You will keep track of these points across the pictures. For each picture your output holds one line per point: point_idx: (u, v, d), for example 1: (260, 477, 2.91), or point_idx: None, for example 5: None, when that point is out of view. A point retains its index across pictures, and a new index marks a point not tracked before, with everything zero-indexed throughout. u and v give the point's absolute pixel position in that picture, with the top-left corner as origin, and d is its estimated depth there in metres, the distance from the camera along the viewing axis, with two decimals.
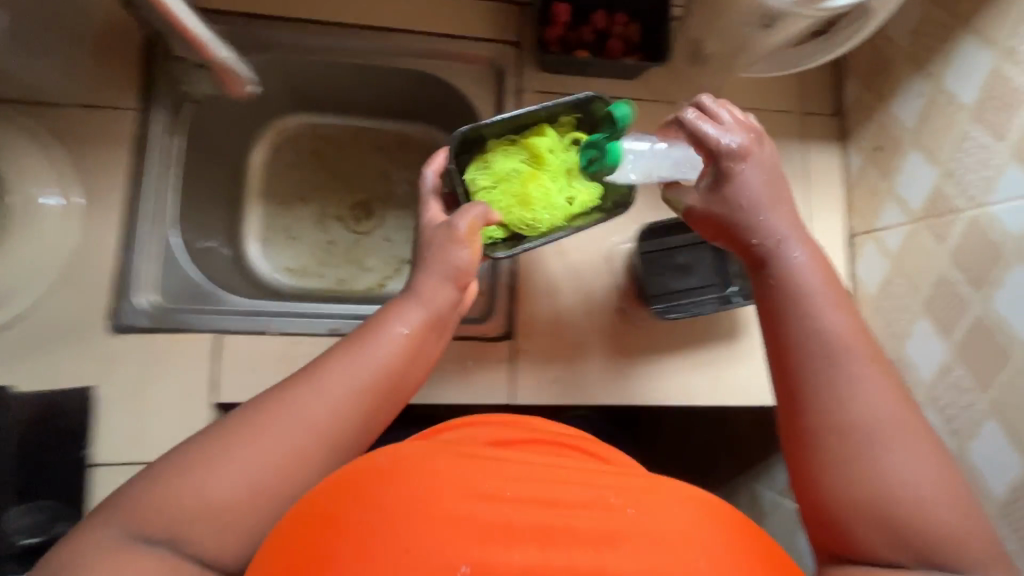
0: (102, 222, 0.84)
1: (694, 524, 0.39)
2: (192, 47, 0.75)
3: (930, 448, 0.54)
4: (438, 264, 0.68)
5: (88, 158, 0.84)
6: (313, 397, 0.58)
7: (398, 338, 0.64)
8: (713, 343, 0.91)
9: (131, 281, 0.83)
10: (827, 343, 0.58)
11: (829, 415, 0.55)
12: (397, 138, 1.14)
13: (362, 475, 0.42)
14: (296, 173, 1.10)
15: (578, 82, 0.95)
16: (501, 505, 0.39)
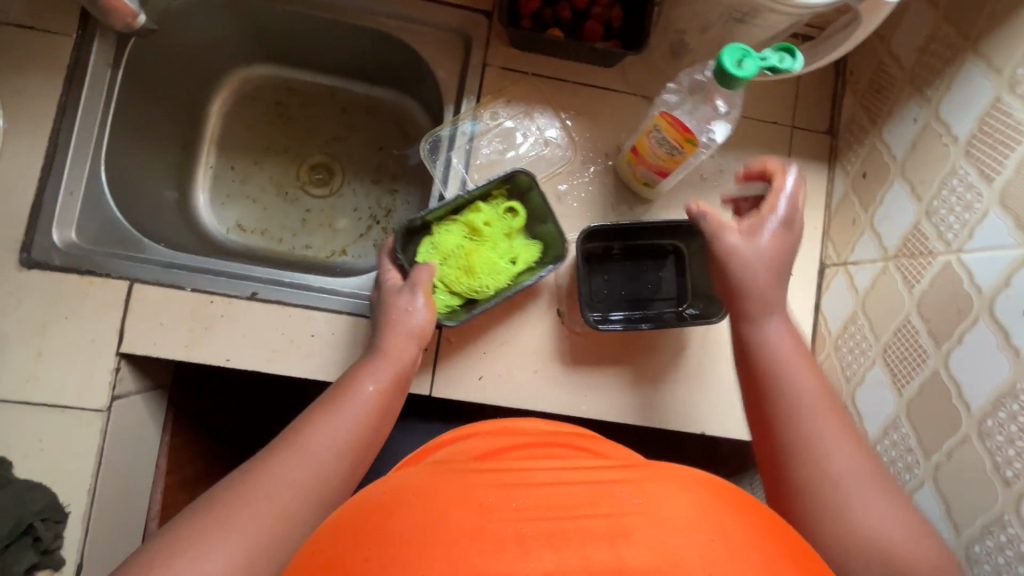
0: (16, 153, 0.71)
1: (701, 507, 0.35)
2: None
3: (889, 491, 0.53)
4: (399, 325, 0.67)
5: (10, 82, 0.71)
6: (293, 464, 0.56)
7: (369, 394, 0.63)
8: (671, 367, 0.78)
9: (45, 217, 0.72)
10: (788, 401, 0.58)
11: (804, 466, 0.54)
12: (367, 104, 1.00)
13: (356, 511, 0.37)
14: (256, 127, 0.98)
15: (548, 64, 0.80)
16: (507, 518, 0.34)
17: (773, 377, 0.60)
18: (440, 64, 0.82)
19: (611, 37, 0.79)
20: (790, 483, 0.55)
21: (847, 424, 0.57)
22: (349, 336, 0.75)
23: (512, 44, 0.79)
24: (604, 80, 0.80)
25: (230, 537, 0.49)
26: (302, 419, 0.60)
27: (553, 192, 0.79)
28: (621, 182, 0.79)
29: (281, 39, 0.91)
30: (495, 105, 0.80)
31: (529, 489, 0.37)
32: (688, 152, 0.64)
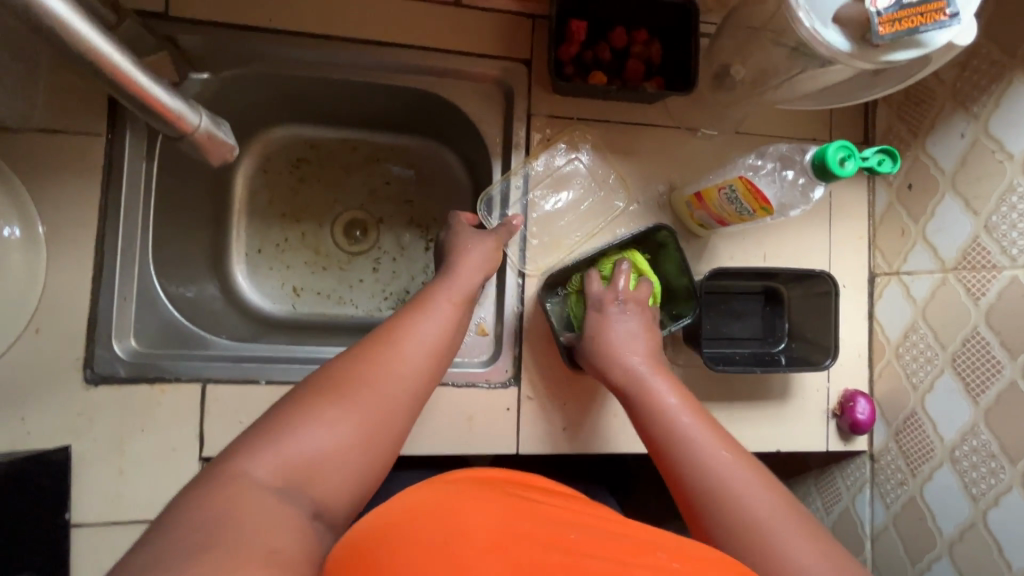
0: (64, 266, 0.67)
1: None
2: (157, 119, 0.52)
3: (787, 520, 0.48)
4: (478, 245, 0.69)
5: (49, 190, 0.67)
6: (393, 354, 0.51)
7: (449, 307, 0.60)
8: (743, 394, 0.81)
9: (102, 328, 0.68)
10: (687, 446, 0.54)
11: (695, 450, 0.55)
12: (392, 153, 0.95)
13: (432, 513, 0.40)
14: (279, 187, 0.93)
15: (592, 107, 0.79)
16: (573, 557, 0.37)
17: (675, 434, 0.56)
18: (481, 116, 0.80)
19: (652, 74, 0.78)
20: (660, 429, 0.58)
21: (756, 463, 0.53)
22: (431, 405, 0.75)
23: (556, 91, 0.77)
24: (647, 117, 0.80)
25: (353, 408, 0.46)
26: (394, 320, 0.56)
27: (610, 234, 0.79)
28: (677, 216, 0.79)
29: (305, 102, 0.87)
30: (545, 156, 0.79)
31: (593, 540, 0.40)
32: (761, 216, 0.64)
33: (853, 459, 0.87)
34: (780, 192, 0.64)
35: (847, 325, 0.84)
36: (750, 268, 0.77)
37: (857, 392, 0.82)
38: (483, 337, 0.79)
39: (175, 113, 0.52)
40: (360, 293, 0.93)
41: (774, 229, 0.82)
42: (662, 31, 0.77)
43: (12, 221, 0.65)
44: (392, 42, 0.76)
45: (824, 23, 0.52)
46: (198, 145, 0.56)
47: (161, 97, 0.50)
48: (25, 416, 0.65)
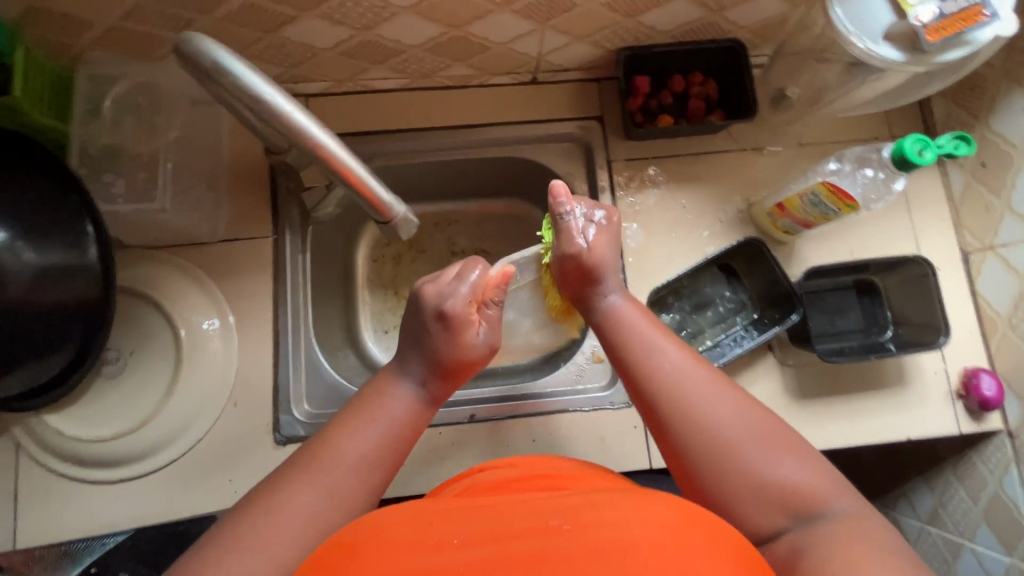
0: (252, 347, 0.81)
1: (626, 529, 0.38)
2: (370, 205, 0.64)
3: (749, 459, 0.51)
4: (430, 346, 0.63)
5: (234, 286, 0.82)
6: (316, 486, 0.53)
7: (406, 406, 0.61)
8: (860, 385, 0.83)
9: (283, 396, 0.80)
10: (666, 387, 0.57)
11: (668, 398, 0.56)
12: (482, 217, 1.04)
13: (324, 555, 0.40)
14: (392, 259, 1.02)
15: (664, 145, 0.89)
16: (451, 554, 0.38)
17: (637, 367, 0.60)
18: (568, 170, 0.92)
19: (712, 108, 0.88)
20: (636, 381, 0.59)
21: (732, 402, 0.55)
22: (564, 431, 0.82)
23: (630, 138, 0.88)
24: (715, 144, 0.89)
25: (263, 546, 0.48)
26: (329, 431, 0.58)
27: (700, 251, 0.87)
28: (761, 227, 0.86)
29: (411, 192, 0.99)
30: (632, 195, 0.88)
31: (473, 524, 0.41)
32: (847, 212, 0.71)
33: (991, 440, 0.86)
34: (863, 192, 0.71)
35: (952, 306, 0.86)
36: (845, 264, 0.81)
37: (978, 369, 0.83)
38: (599, 363, 0.87)
39: (384, 204, 0.64)
40: None
41: (857, 226, 0.87)
42: (715, 69, 0.87)
43: (211, 314, 0.80)
44: (485, 122, 0.90)
45: (875, 43, 0.61)
46: (394, 227, 0.68)
47: (379, 191, 0.63)
48: (231, 476, 0.76)
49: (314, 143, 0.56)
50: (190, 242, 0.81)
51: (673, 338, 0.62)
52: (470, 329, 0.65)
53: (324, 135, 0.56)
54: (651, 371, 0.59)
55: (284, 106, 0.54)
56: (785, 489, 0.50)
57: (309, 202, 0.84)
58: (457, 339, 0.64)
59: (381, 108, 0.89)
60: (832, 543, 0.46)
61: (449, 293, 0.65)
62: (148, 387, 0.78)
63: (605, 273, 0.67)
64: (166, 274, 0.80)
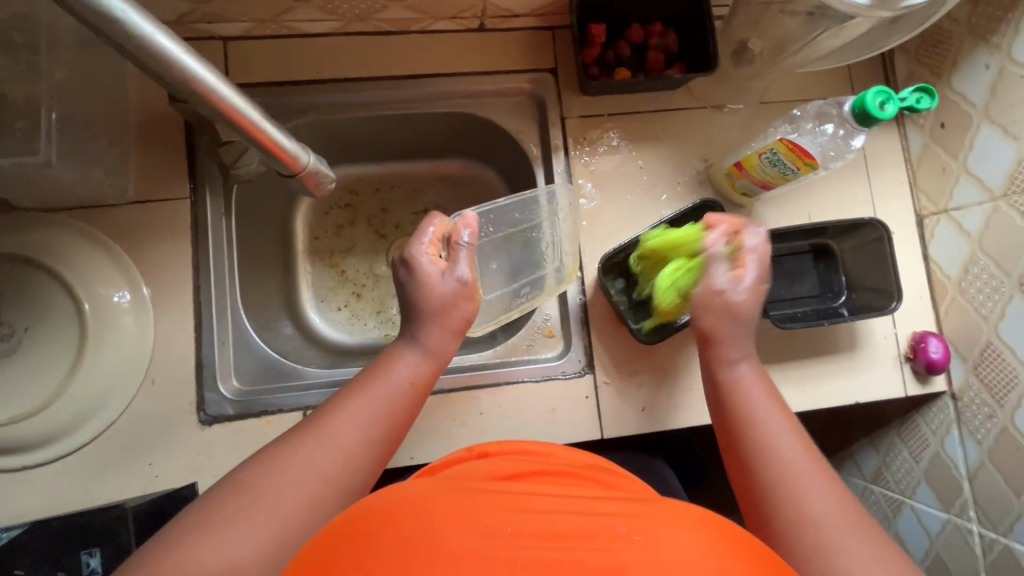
0: (171, 319, 0.73)
1: (711, 550, 0.34)
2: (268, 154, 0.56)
3: (863, 563, 0.47)
4: (430, 312, 0.65)
5: (148, 253, 0.73)
6: (322, 447, 0.54)
7: (404, 375, 0.61)
8: (812, 350, 0.82)
9: (208, 371, 0.74)
10: (772, 457, 0.56)
11: (775, 472, 0.55)
12: (431, 178, 0.97)
13: (354, 520, 0.37)
14: (331, 225, 0.94)
15: (620, 102, 0.84)
16: (503, 542, 0.35)
17: (747, 434, 0.59)
18: (519, 128, 0.85)
19: (672, 62, 0.83)
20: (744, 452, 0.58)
21: (845, 496, 0.53)
22: (514, 403, 0.78)
23: (584, 93, 0.82)
24: (674, 102, 0.84)
25: (266, 510, 0.49)
26: (334, 400, 0.59)
27: (657, 214, 0.83)
28: (719, 189, 0.83)
29: (349, 150, 0.91)
30: (587, 155, 0.83)
31: (529, 515, 0.38)
32: (805, 172, 0.68)
33: (935, 402, 0.87)
34: (821, 150, 0.67)
35: (904, 270, 0.85)
36: (796, 228, 0.79)
37: (926, 333, 0.83)
38: (551, 337, 0.84)
39: (290, 154, 0.57)
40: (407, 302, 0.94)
41: (815, 190, 0.85)
42: (675, 19, 0.81)
43: (123, 286, 0.72)
44: (428, 72, 0.82)
45: None
46: (304, 181, 0.61)
47: (279, 139, 0.55)
48: (152, 460, 0.70)
49: (184, 77, 0.46)
50: (94, 203, 0.72)
51: (789, 418, 0.61)
52: (430, 268, 0.65)
53: (202, 71, 0.47)
54: (759, 445, 0.58)
55: (143, 27, 0.42)
56: None
57: (227, 158, 0.74)
58: (424, 281, 0.65)
59: (311, 55, 0.80)
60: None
61: (411, 246, 0.68)
62: (52, 366, 0.70)
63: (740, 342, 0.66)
64: (65, 239, 0.71)
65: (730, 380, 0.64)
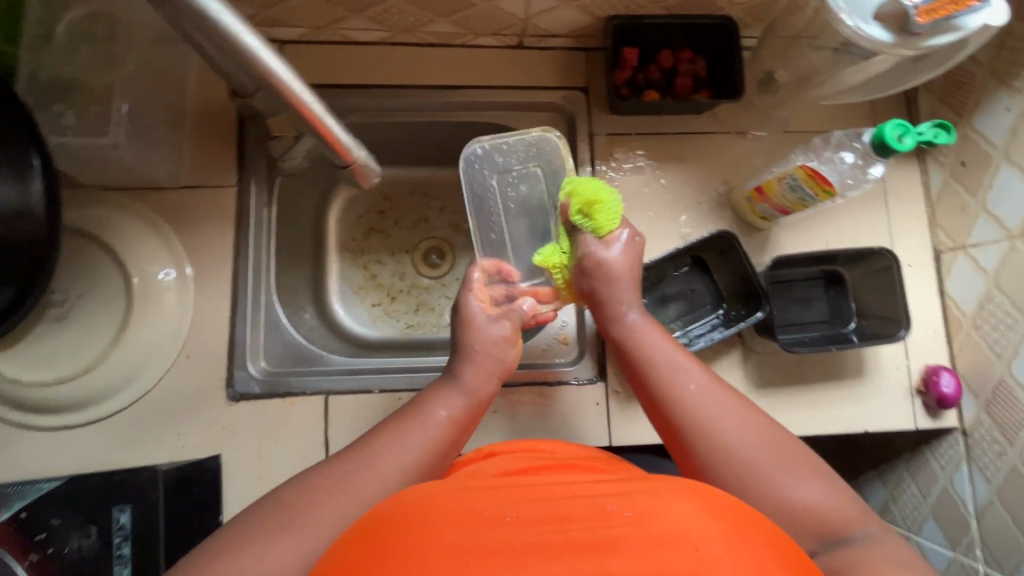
0: (209, 299, 0.78)
1: (695, 522, 0.37)
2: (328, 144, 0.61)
3: (771, 466, 0.51)
4: (480, 355, 0.65)
5: (195, 235, 0.78)
6: (361, 474, 0.52)
7: (443, 420, 0.60)
8: (823, 375, 0.83)
9: (239, 351, 0.78)
10: (683, 400, 0.57)
11: (685, 409, 0.56)
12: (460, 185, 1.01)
13: (366, 527, 0.40)
14: (363, 223, 0.99)
15: (647, 122, 0.87)
16: (505, 531, 0.38)
17: (653, 370, 0.61)
18: None
19: (700, 87, 0.86)
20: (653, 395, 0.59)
21: (745, 406, 0.56)
22: (527, 404, 0.81)
23: (613, 111, 0.86)
24: (700, 125, 0.88)
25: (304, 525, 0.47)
26: (370, 436, 0.57)
27: (678, 236, 0.85)
28: (739, 212, 0.85)
29: (386, 154, 0.96)
30: (612, 170, 0.86)
31: (526, 505, 0.41)
32: (823, 199, 0.71)
33: (945, 437, 0.87)
34: (840, 179, 0.70)
35: (919, 303, 0.86)
36: (809, 254, 0.81)
37: (939, 367, 0.83)
38: (566, 344, 0.87)
39: (342, 146, 0.61)
40: (436, 304, 0.98)
41: (833, 219, 0.87)
42: (705, 47, 0.85)
43: (169, 265, 0.77)
44: (467, 84, 0.87)
45: (865, 21, 0.59)
46: (355, 173, 0.65)
47: (338, 132, 0.60)
48: (181, 431, 0.74)
49: (267, 71, 0.51)
50: (150, 186, 0.78)
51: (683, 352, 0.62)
52: (478, 310, 0.68)
53: (278, 63, 0.51)
54: (668, 387, 0.58)
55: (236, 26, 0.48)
56: (801, 506, 0.49)
57: (277, 149, 0.80)
58: (473, 320, 0.67)
59: (358, 62, 0.85)
60: (865, 565, 0.45)
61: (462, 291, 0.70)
62: (96, 334, 0.74)
63: (620, 288, 0.66)
64: (119, 215, 0.76)
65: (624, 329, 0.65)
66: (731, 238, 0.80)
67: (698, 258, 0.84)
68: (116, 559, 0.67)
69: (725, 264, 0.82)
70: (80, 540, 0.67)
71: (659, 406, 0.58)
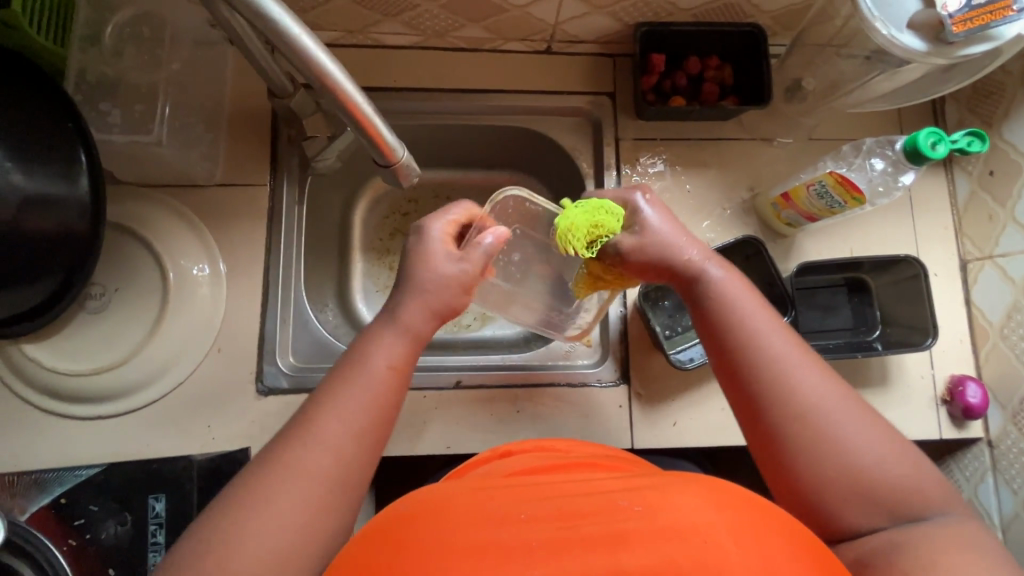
0: (240, 294, 0.79)
1: (700, 514, 0.38)
2: (372, 144, 0.62)
3: (863, 446, 0.50)
4: (418, 291, 0.60)
5: (229, 232, 0.80)
6: (317, 445, 0.50)
7: (383, 368, 0.56)
8: (847, 383, 0.83)
9: (269, 346, 0.79)
10: (772, 376, 0.54)
11: (775, 384, 0.53)
12: (484, 187, 1.02)
13: (382, 529, 0.40)
14: (388, 224, 1.00)
15: (673, 128, 0.88)
16: (517, 527, 0.38)
17: (737, 340, 0.56)
18: (575, 145, 0.90)
19: (726, 94, 0.87)
20: (737, 367, 0.56)
21: (836, 380, 0.54)
22: (551, 405, 0.81)
23: (639, 117, 0.87)
24: (725, 131, 0.88)
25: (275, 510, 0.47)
26: (314, 400, 0.54)
27: (702, 241, 0.86)
28: (764, 219, 0.85)
29: (412, 156, 0.97)
30: (637, 175, 0.87)
31: (537, 501, 0.41)
32: (853, 207, 0.71)
33: (971, 448, 0.86)
34: (870, 185, 0.71)
35: (945, 313, 0.86)
36: (834, 261, 0.81)
37: (965, 377, 0.83)
38: (589, 346, 0.87)
39: (388, 146, 0.63)
40: None
41: (858, 227, 0.87)
42: (733, 54, 0.86)
43: (202, 261, 0.78)
44: (494, 88, 0.88)
45: (899, 31, 0.60)
46: (395, 173, 0.67)
47: (385, 133, 0.61)
48: (211, 424, 0.75)
49: (320, 72, 0.53)
50: (186, 184, 0.80)
51: (771, 316, 0.58)
52: (438, 245, 0.62)
53: (331, 65, 0.53)
54: (755, 360, 0.55)
55: (293, 29, 0.50)
56: (889, 489, 0.49)
57: (310, 151, 0.81)
58: (427, 260, 0.61)
59: (389, 65, 0.87)
60: (929, 543, 0.45)
61: (431, 221, 0.63)
62: (131, 327, 0.76)
63: (690, 253, 0.61)
64: (157, 213, 0.78)
65: (703, 293, 0.60)
66: (755, 244, 0.81)
67: (722, 263, 0.84)
68: (151, 546, 0.69)
69: (749, 270, 0.83)
70: (116, 527, 0.69)
71: (744, 380, 0.55)
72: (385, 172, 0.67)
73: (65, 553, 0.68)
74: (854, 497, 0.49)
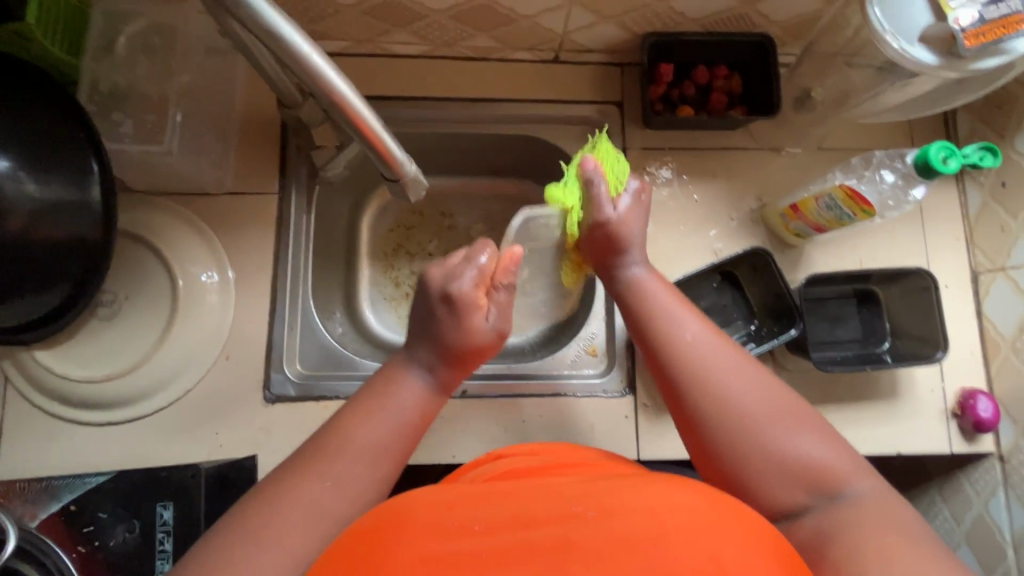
0: (248, 302, 0.80)
1: (654, 522, 0.39)
2: (380, 159, 0.63)
3: (776, 421, 0.50)
4: (450, 339, 0.59)
5: (237, 240, 0.81)
6: (331, 477, 0.50)
7: (411, 403, 0.57)
8: (856, 394, 0.82)
9: (276, 354, 0.79)
10: (686, 356, 0.56)
11: (690, 364, 0.55)
12: (491, 195, 1.02)
13: (346, 543, 0.41)
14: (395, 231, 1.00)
15: (681, 137, 0.88)
16: (473, 538, 0.39)
17: (659, 328, 0.59)
18: None
19: (735, 104, 0.87)
20: (659, 354, 0.58)
21: (752, 362, 0.55)
22: (556, 414, 0.81)
23: (647, 126, 0.87)
24: (734, 141, 0.88)
25: (288, 534, 0.46)
26: (336, 424, 0.55)
27: (709, 252, 0.85)
28: (773, 229, 0.85)
29: (420, 164, 0.97)
30: (645, 184, 0.87)
31: (498, 509, 0.42)
32: (863, 218, 0.71)
33: (982, 462, 0.85)
34: (879, 198, 0.70)
35: (956, 325, 0.85)
36: (841, 274, 0.81)
37: (976, 390, 0.82)
38: (593, 356, 0.87)
39: (397, 161, 0.63)
40: None
41: (868, 238, 0.86)
42: (742, 64, 0.85)
43: (211, 268, 0.79)
44: (501, 98, 0.89)
45: (910, 44, 0.59)
46: (402, 187, 0.67)
47: (392, 146, 0.62)
48: (218, 431, 0.75)
49: (329, 89, 0.53)
50: (196, 192, 0.80)
51: (692, 311, 0.61)
52: (473, 301, 0.60)
53: (340, 82, 0.54)
54: (672, 344, 0.57)
55: (301, 45, 0.50)
56: (808, 466, 0.48)
57: (319, 160, 0.81)
58: (462, 318, 0.59)
59: (398, 74, 0.88)
60: (861, 532, 0.44)
61: (456, 275, 0.61)
62: (140, 334, 0.77)
63: (627, 245, 0.65)
64: (166, 221, 0.79)
65: (632, 287, 0.64)
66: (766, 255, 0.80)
67: (730, 274, 0.84)
68: (159, 554, 0.69)
69: (756, 281, 0.82)
70: (125, 534, 0.69)
71: (666, 364, 0.57)
72: (391, 185, 0.68)
73: (73, 559, 0.68)
74: (776, 479, 0.49)
